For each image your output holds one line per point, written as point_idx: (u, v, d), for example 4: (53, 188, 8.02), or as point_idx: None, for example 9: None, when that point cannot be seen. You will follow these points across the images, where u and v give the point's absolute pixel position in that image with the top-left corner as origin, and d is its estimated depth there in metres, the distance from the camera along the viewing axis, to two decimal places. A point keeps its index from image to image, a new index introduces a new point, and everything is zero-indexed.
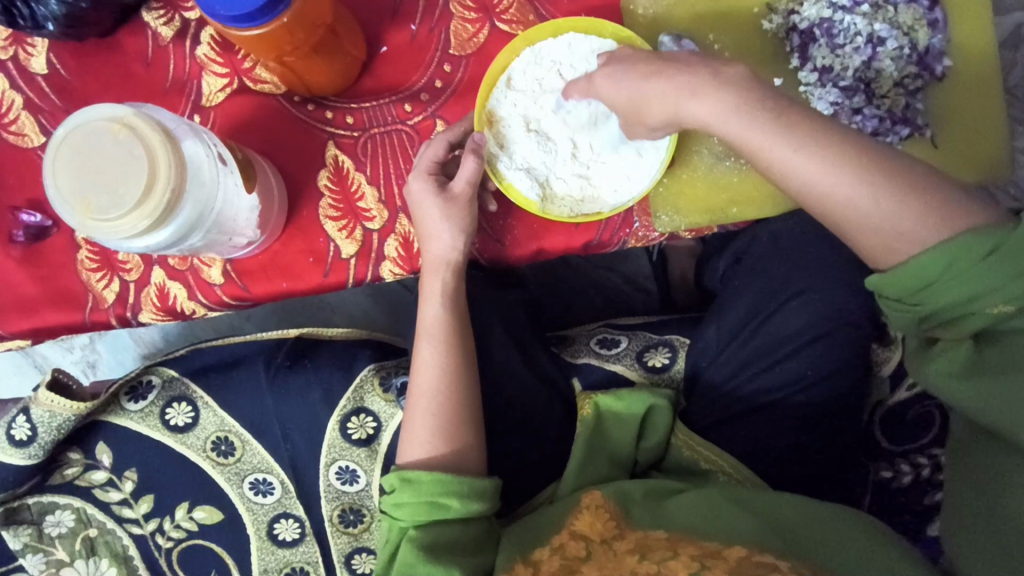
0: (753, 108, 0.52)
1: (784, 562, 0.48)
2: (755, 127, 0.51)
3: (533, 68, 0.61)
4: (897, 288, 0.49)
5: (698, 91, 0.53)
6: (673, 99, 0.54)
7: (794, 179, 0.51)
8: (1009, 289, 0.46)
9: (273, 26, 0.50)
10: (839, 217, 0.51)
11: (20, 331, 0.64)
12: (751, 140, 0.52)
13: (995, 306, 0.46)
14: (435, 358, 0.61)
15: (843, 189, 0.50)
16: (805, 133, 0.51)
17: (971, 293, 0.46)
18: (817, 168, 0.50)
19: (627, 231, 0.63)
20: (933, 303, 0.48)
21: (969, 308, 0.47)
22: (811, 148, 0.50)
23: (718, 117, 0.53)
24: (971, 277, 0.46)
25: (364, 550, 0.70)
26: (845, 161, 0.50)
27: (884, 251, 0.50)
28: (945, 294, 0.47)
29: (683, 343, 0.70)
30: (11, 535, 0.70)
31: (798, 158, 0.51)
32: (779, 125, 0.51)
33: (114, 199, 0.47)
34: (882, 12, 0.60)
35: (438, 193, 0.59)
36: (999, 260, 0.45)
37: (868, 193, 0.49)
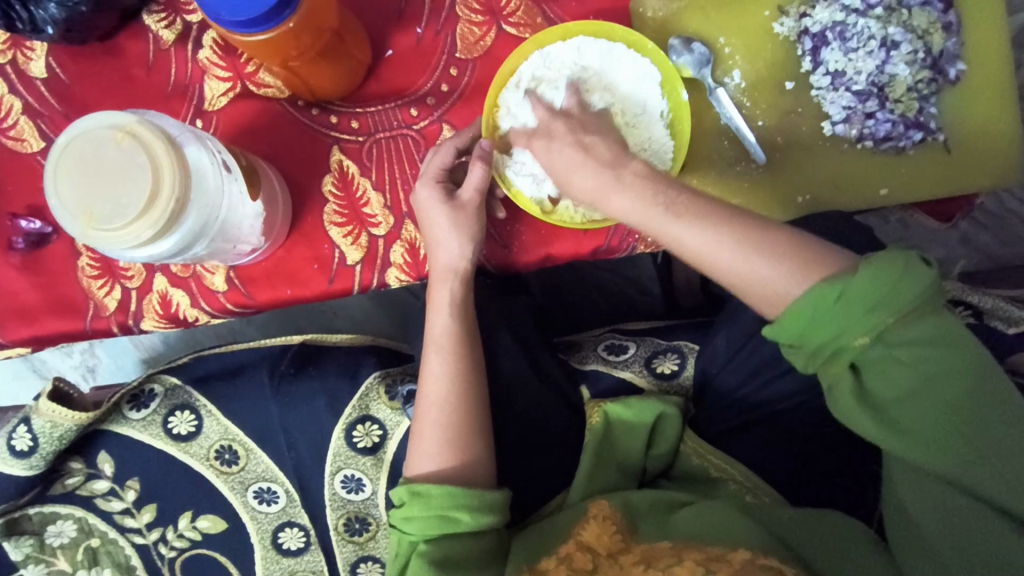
0: (646, 190, 0.50)
1: (790, 567, 0.48)
2: (646, 213, 0.50)
3: (501, 120, 0.60)
4: (787, 333, 0.46)
5: (616, 194, 0.51)
6: (597, 188, 0.52)
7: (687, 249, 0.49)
8: (877, 315, 0.43)
9: (278, 31, 0.49)
10: (730, 281, 0.48)
11: (20, 339, 0.63)
12: (647, 225, 0.50)
13: (859, 336, 0.44)
14: (444, 371, 0.60)
15: (723, 253, 0.48)
16: (687, 209, 0.49)
17: (836, 330, 0.44)
18: (697, 232, 0.48)
19: (635, 238, 0.61)
20: (814, 341, 0.45)
21: (838, 344, 0.45)
22: (693, 221, 0.48)
23: (628, 213, 0.51)
24: (841, 317, 0.44)
25: (370, 558, 0.70)
26: (735, 228, 0.48)
27: (774, 305, 0.47)
28: (825, 328, 0.44)
29: (693, 349, 0.69)
30: (12, 546, 0.70)
31: (684, 233, 0.48)
32: (669, 210, 0.49)
33: (117, 209, 0.46)
34: (896, 14, 0.59)
35: (446, 201, 0.58)
36: (855, 296, 0.43)
37: (754, 258, 0.47)
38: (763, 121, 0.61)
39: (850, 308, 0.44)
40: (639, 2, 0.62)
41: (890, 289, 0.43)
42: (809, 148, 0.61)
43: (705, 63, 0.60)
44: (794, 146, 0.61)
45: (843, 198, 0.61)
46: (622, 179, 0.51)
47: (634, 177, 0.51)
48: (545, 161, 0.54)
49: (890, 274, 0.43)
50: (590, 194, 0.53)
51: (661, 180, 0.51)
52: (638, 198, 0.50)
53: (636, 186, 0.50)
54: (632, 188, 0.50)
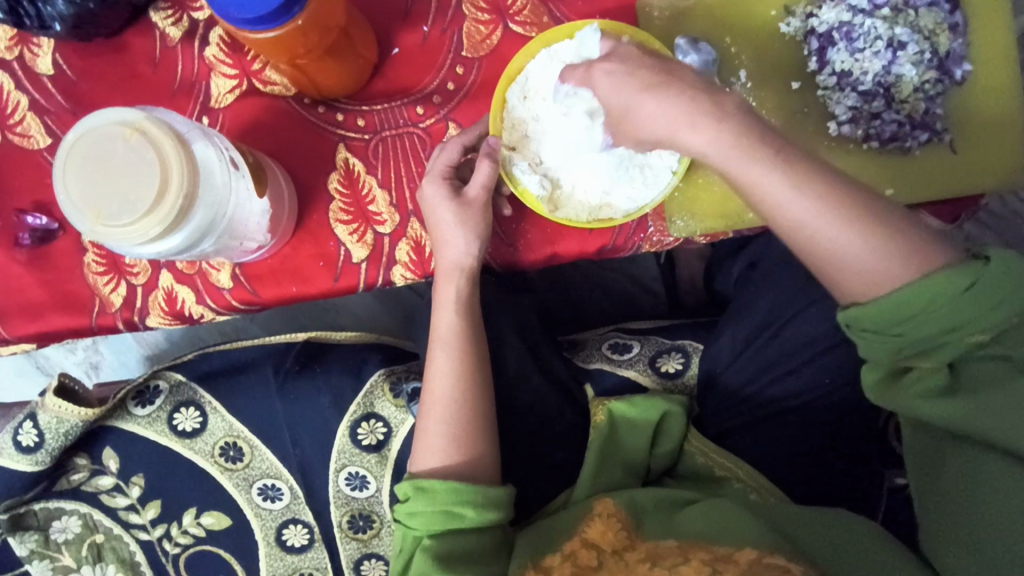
0: (753, 141, 0.49)
1: (797, 565, 0.48)
2: (751, 157, 0.49)
3: (512, 110, 0.60)
4: (878, 321, 0.46)
5: (694, 136, 0.50)
6: (670, 124, 0.50)
7: (782, 213, 0.49)
8: (999, 313, 0.45)
9: (288, 28, 0.49)
10: (821, 251, 0.49)
11: (25, 335, 0.64)
12: (744, 172, 0.49)
13: (973, 334, 0.45)
14: (449, 368, 0.60)
15: (823, 221, 0.48)
16: (795, 169, 0.49)
17: (950, 323, 0.45)
18: (800, 198, 0.48)
19: (641, 236, 0.62)
20: (917, 334, 0.46)
21: (946, 338, 0.46)
22: (799, 183, 0.48)
23: (717, 153, 0.50)
24: (951, 309, 0.45)
25: (373, 555, 0.70)
26: (839, 202, 0.48)
27: (868, 286, 0.48)
28: (933, 321, 0.45)
29: (696, 349, 0.69)
30: (16, 541, 0.70)
31: (789, 191, 0.48)
32: (777, 158, 0.49)
33: (125, 205, 0.46)
34: (903, 15, 0.59)
35: (453, 198, 0.58)
36: (976, 293, 0.44)
37: (853, 231, 0.48)
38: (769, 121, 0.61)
39: (967, 303, 0.44)
40: (646, 2, 0.62)
41: (1004, 289, 0.44)
42: (815, 148, 0.61)
43: (710, 62, 0.61)
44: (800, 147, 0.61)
45: None
46: (724, 111, 0.49)
47: (731, 110, 0.49)
48: (606, 90, 0.53)
49: (1011, 278, 0.44)
50: (666, 131, 0.51)
51: (764, 127, 0.50)
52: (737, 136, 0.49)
53: (735, 123, 0.49)
54: (730, 126, 0.49)
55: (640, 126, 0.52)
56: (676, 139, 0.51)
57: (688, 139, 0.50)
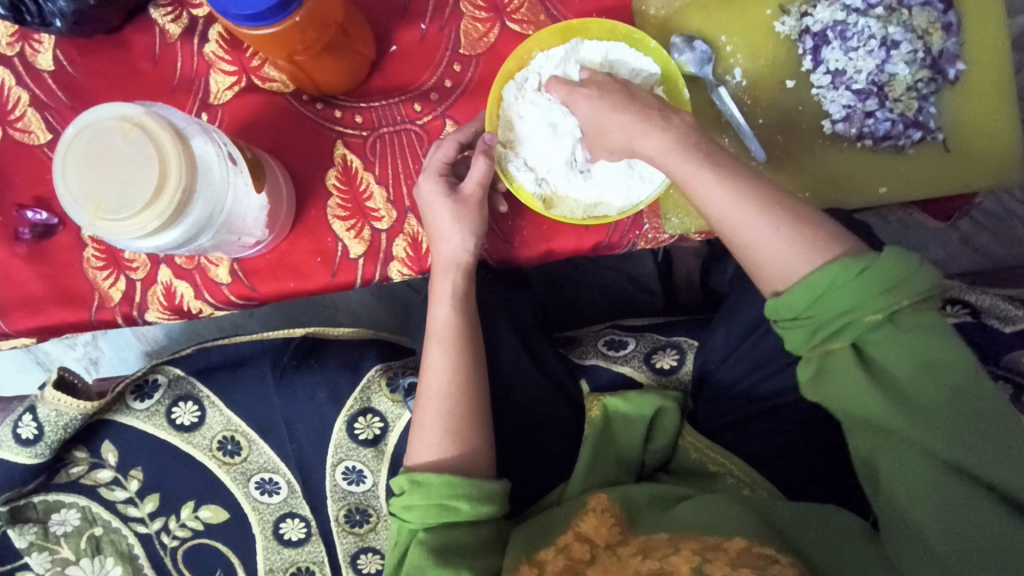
0: (692, 145, 0.52)
1: (784, 556, 0.49)
2: (686, 156, 0.51)
3: (508, 107, 0.60)
4: (788, 308, 0.48)
5: (649, 142, 0.52)
6: (630, 132, 0.53)
7: (709, 209, 0.51)
8: (891, 295, 0.46)
9: (285, 25, 0.50)
10: (742, 245, 0.51)
11: (26, 329, 0.64)
12: (680, 171, 0.52)
13: (869, 313, 0.46)
14: (445, 363, 0.61)
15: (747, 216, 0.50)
16: (723, 167, 0.51)
17: (846, 305, 0.46)
18: (725, 195, 0.50)
19: (637, 233, 0.63)
20: (823, 315, 0.47)
21: (847, 319, 0.46)
22: (727, 180, 0.51)
23: (660, 156, 0.52)
24: (850, 292, 0.46)
25: (370, 549, 0.70)
26: (762, 199, 0.50)
27: (782, 275, 0.49)
28: (836, 302, 0.47)
29: (691, 346, 0.70)
30: (16, 533, 0.71)
31: (718, 189, 0.51)
32: (708, 160, 0.51)
33: (124, 200, 0.46)
34: (897, 14, 0.60)
35: (449, 194, 0.59)
36: (873, 276, 0.46)
37: (772, 226, 0.50)
38: (764, 119, 0.62)
39: (863, 286, 0.46)
40: (642, 0, 0.63)
41: (908, 277, 0.46)
42: (808, 146, 0.62)
43: (706, 61, 0.61)
44: (794, 145, 0.62)
45: (843, 195, 0.61)
46: (669, 121, 0.52)
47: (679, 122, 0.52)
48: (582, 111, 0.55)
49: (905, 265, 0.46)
50: (626, 141, 0.54)
51: (701, 135, 0.53)
52: (676, 141, 0.52)
53: (677, 132, 0.52)
54: (672, 129, 0.52)
55: (609, 135, 0.54)
56: (634, 147, 0.53)
57: (645, 145, 0.53)
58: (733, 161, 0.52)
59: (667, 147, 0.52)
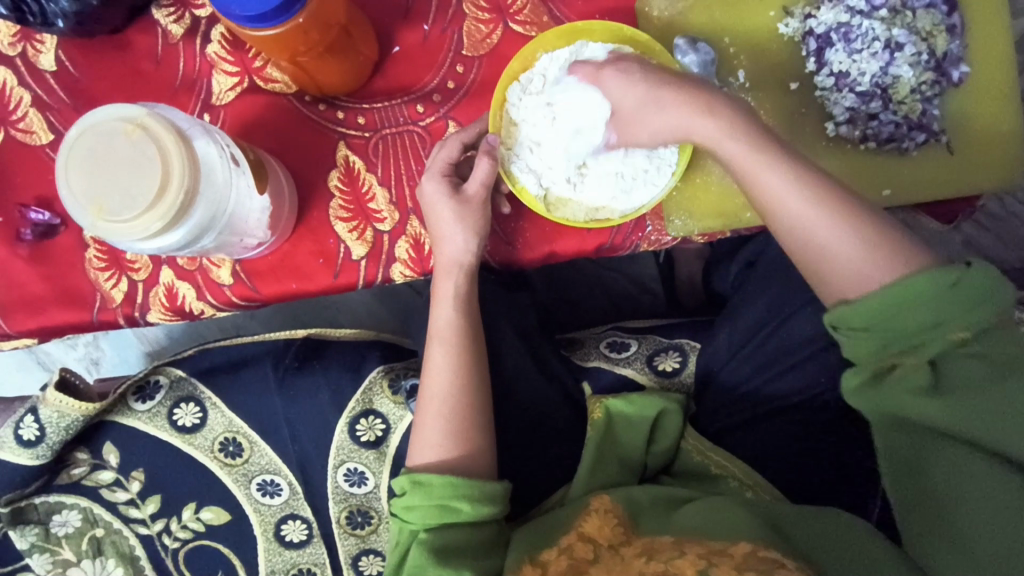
0: (756, 133, 0.54)
1: (791, 560, 0.48)
2: (749, 145, 0.53)
3: (513, 112, 0.60)
4: (859, 317, 0.49)
5: (707, 123, 0.54)
6: (682, 116, 0.55)
7: (779, 202, 0.53)
8: (978, 312, 0.47)
9: (289, 26, 0.50)
10: (812, 241, 0.52)
11: (27, 330, 0.64)
12: (743, 163, 0.54)
13: (957, 330, 0.47)
14: (447, 364, 0.61)
15: (808, 213, 0.52)
16: (786, 160, 0.53)
17: (935, 317, 0.47)
18: (794, 187, 0.52)
19: (640, 235, 0.62)
20: (902, 325, 0.48)
21: (932, 333, 0.47)
22: (792, 170, 0.53)
23: (721, 139, 0.54)
24: (935, 304, 0.47)
25: (371, 551, 0.70)
26: (827, 194, 0.52)
27: (850, 281, 0.51)
28: (916, 315, 0.47)
29: (694, 347, 0.69)
30: (18, 535, 0.71)
31: (785, 180, 0.52)
32: (771, 151, 0.53)
33: (127, 200, 0.46)
34: (900, 16, 0.60)
35: (452, 195, 0.59)
36: (961, 289, 0.47)
37: (842, 224, 0.51)
38: (768, 121, 0.62)
39: (949, 299, 0.47)
40: (645, 1, 0.62)
41: (993, 293, 0.47)
42: (812, 148, 0.62)
43: (708, 63, 0.61)
44: (797, 147, 0.62)
45: None
46: (729, 108, 0.55)
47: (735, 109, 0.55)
48: (617, 92, 0.56)
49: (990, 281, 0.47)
50: (678, 124, 0.56)
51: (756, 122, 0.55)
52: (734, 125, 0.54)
53: (736, 115, 0.54)
54: (727, 118, 0.54)
55: (652, 119, 0.56)
56: (691, 132, 0.55)
57: (702, 127, 0.55)
58: (796, 154, 0.54)
59: (725, 132, 0.54)
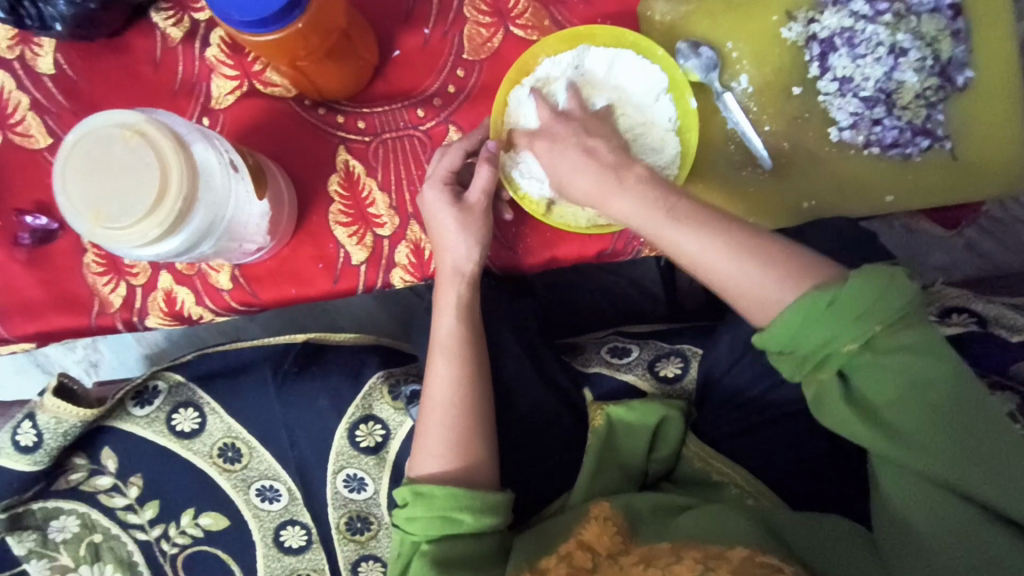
0: (660, 200, 0.51)
1: (789, 566, 0.48)
2: (645, 214, 0.51)
3: (511, 116, 0.60)
4: (775, 342, 0.47)
5: (616, 200, 0.53)
6: (594, 191, 0.54)
7: (698, 263, 0.50)
8: (863, 322, 0.44)
9: (288, 31, 0.49)
10: (734, 293, 0.50)
11: (25, 335, 0.64)
12: (654, 232, 0.52)
13: (846, 343, 0.44)
14: (450, 373, 0.60)
15: (728, 269, 0.49)
16: (693, 217, 0.51)
17: (824, 337, 0.45)
18: (706, 246, 0.50)
19: (640, 241, 0.61)
20: (806, 346, 0.46)
21: (828, 351, 0.45)
22: (700, 228, 0.50)
23: (629, 214, 0.53)
24: (826, 323, 0.45)
25: (371, 557, 0.70)
26: (740, 245, 0.49)
27: (763, 312, 0.48)
28: (815, 335, 0.45)
29: (695, 354, 0.69)
30: (15, 541, 0.70)
31: (697, 242, 0.50)
32: (669, 215, 0.51)
33: (125, 207, 0.46)
34: (905, 21, 0.59)
35: (453, 203, 0.58)
36: (845, 304, 0.44)
37: (759, 269, 0.49)
38: (770, 126, 0.61)
39: (834, 317, 0.44)
40: (647, 5, 0.62)
41: (879, 297, 0.44)
42: (814, 153, 0.61)
43: (712, 67, 0.60)
44: (800, 152, 0.61)
45: (848, 204, 0.61)
46: (624, 182, 0.53)
47: (637, 178, 0.53)
48: (545, 162, 0.56)
49: (875, 286, 0.44)
50: (591, 197, 0.55)
51: (662, 186, 0.52)
52: (641, 199, 0.52)
53: (637, 187, 0.52)
54: (632, 192, 0.52)
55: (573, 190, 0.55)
56: (603, 206, 0.54)
57: (612, 203, 0.53)
58: (705, 209, 0.51)
59: (633, 208, 0.52)
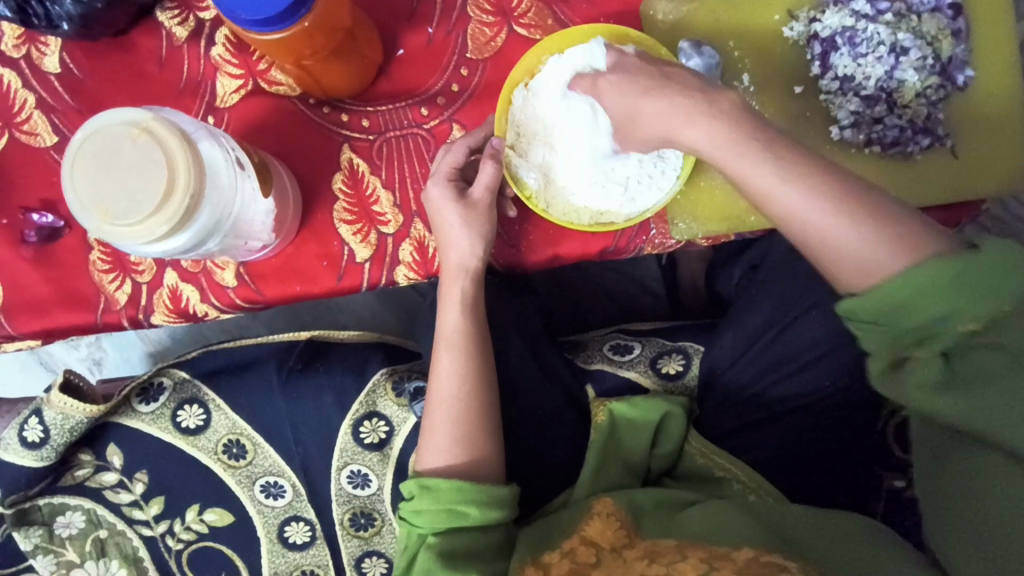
0: (748, 136, 0.49)
1: (793, 562, 0.48)
2: (734, 146, 0.50)
3: (513, 110, 0.60)
4: (870, 309, 0.47)
5: (694, 133, 0.51)
6: (673, 127, 0.51)
7: (784, 208, 0.49)
8: (989, 304, 0.44)
9: (294, 30, 0.50)
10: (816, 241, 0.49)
11: (31, 332, 0.64)
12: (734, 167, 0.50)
13: (965, 323, 0.45)
14: (455, 369, 0.61)
15: (814, 216, 0.49)
16: (785, 155, 0.49)
17: (938, 313, 0.45)
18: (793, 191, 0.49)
19: (643, 238, 0.62)
20: (916, 319, 0.46)
21: (941, 326, 0.45)
22: (789, 170, 0.49)
23: (709, 144, 0.50)
24: (944, 295, 0.45)
25: (375, 553, 0.70)
26: (831, 196, 0.48)
27: (862, 274, 0.48)
28: (924, 307, 0.45)
29: (697, 351, 0.70)
30: (21, 536, 0.70)
31: (783, 184, 0.49)
32: (764, 149, 0.49)
33: (132, 205, 0.46)
34: (906, 21, 0.60)
35: (458, 200, 0.59)
36: (975, 278, 0.44)
37: (843, 222, 0.48)
38: (772, 124, 0.62)
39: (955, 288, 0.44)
40: (650, 5, 0.62)
41: (1008, 276, 0.44)
42: (816, 151, 0.62)
43: (713, 65, 0.60)
44: (802, 149, 0.62)
45: None
46: (717, 108, 0.50)
47: (726, 108, 0.50)
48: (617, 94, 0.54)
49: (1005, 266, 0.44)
50: (664, 131, 0.52)
51: (750, 118, 0.50)
52: (730, 130, 0.50)
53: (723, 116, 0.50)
54: (721, 121, 0.50)
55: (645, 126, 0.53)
56: (677, 136, 0.52)
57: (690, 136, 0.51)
58: (798, 152, 0.50)
59: (715, 141, 0.50)
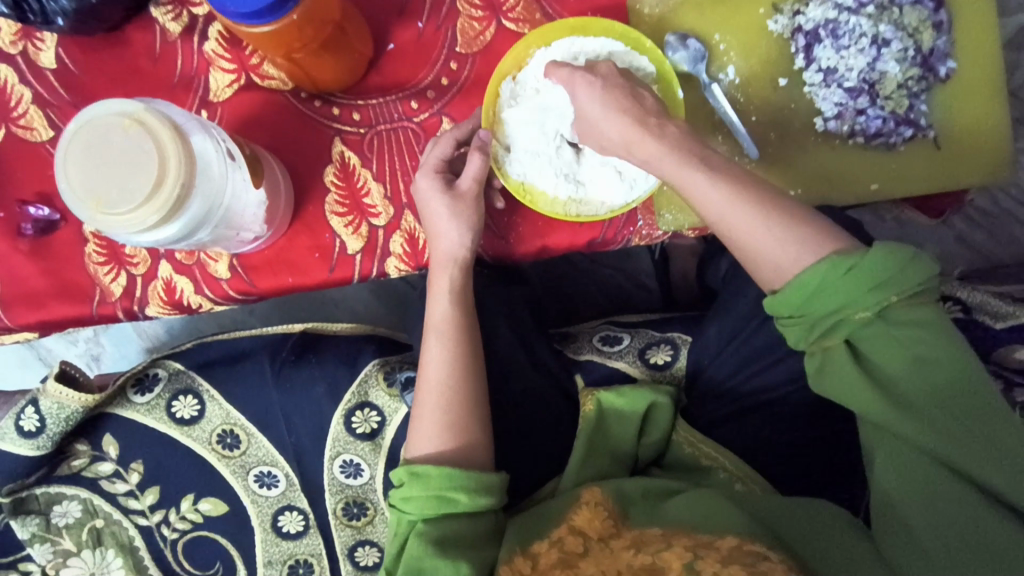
0: (688, 155, 0.52)
1: (774, 552, 0.49)
2: (678, 165, 0.52)
3: (501, 108, 0.61)
4: (790, 308, 0.49)
5: (644, 140, 0.53)
6: (625, 135, 0.54)
7: (717, 216, 0.52)
8: (879, 293, 0.47)
9: (283, 23, 0.51)
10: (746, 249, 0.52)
11: (26, 323, 0.65)
12: (675, 178, 0.53)
13: (859, 312, 0.47)
14: (442, 356, 0.62)
15: (745, 226, 0.51)
16: (717, 170, 0.52)
17: (839, 303, 0.48)
18: (728, 202, 0.51)
19: (631, 230, 0.64)
20: (818, 312, 0.48)
21: (837, 317, 0.48)
22: (722, 182, 0.52)
23: (656, 159, 0.53)
24: (839, 290, 0.48)
25: (367, 542, 0.71)
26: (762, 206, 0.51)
27: (777, 275, 0.51)
28: (830, 299, 0.48)
29: (684, 341, 0.70)
30: (18, 525, 0.72)
31: (717, 194, 0.51)
32: (702, 170, 0.52)
33: (124, 194, 0.47)
34: (887, 13, 0.61)
35: (446, 191, 0.60)
36: (861, 274, 0.47)
37: (771, 228, 0.51)
38: (757, 116, 0.63)
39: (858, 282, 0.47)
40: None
41: (900, 270, 0.47)
42: (801, 142, 0.62)
43: (699, 59, 0.62)
44: (786, 141, 0.62)
45: (835, 192, 0.62)
46: (663, 129, 0.53)
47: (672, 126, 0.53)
48: (584, 98, 0.55)
49: (897, 259, 0.47)
50: (621, 137, 0.54)
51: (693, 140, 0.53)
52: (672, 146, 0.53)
53: (671, 137, 0.53)
54: (666, 138, 0.53)
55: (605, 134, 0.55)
56: (629, 147, 0.54)
57: (641, 143, 0.53)
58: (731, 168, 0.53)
59: (660, 152, 0.53)
